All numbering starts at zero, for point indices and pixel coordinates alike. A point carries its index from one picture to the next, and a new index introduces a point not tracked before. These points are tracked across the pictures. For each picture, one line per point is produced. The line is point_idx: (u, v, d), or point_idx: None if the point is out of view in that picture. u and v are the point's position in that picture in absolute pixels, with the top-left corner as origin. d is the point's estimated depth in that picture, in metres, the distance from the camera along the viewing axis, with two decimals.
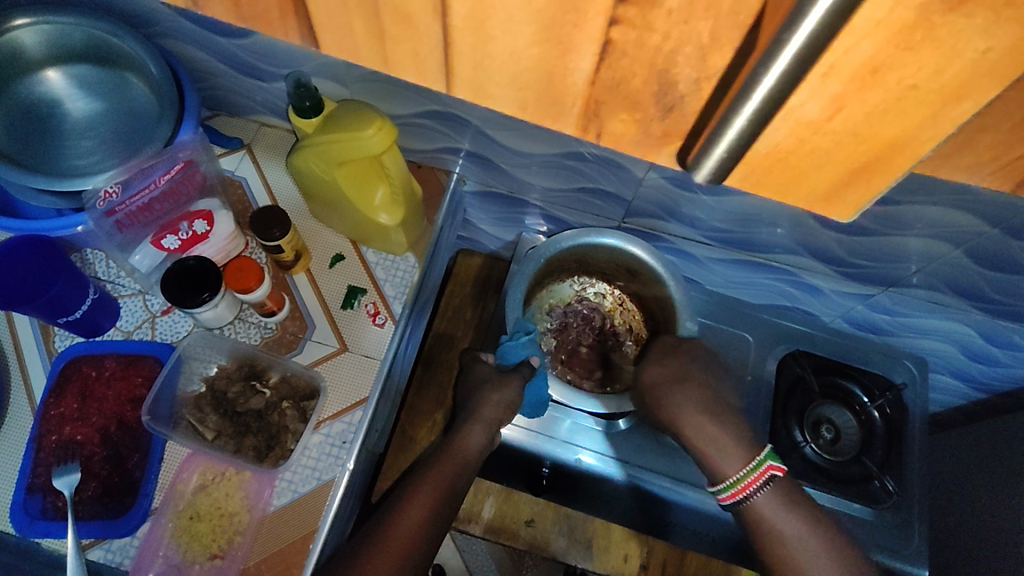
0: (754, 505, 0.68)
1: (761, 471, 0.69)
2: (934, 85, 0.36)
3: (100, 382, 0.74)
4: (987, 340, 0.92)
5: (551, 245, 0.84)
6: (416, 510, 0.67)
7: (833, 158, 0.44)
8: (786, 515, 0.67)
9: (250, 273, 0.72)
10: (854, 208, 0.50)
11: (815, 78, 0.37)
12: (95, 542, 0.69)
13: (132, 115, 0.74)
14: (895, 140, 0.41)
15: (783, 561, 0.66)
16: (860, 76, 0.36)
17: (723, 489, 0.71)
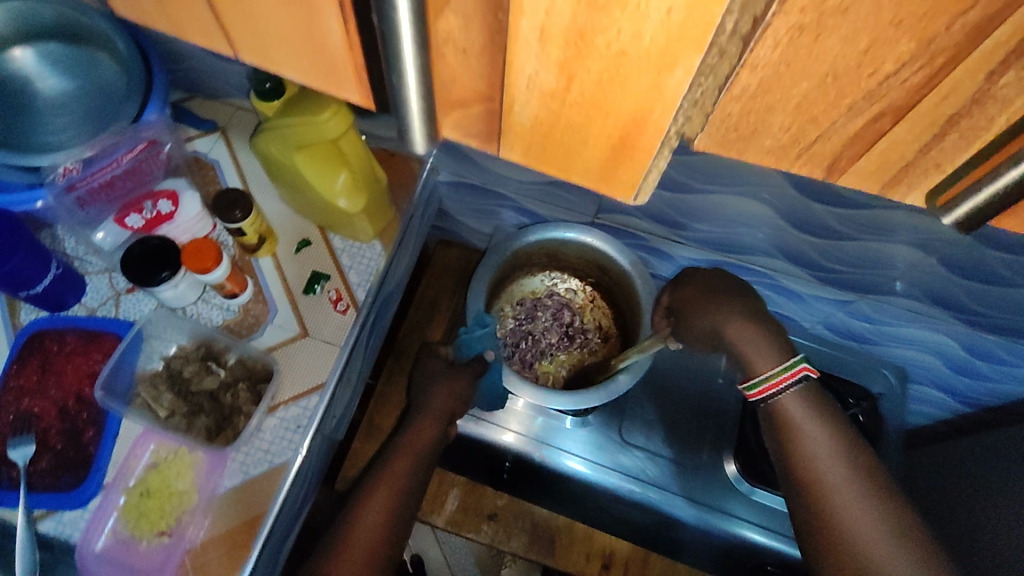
0: (782, 405, 0.62)
1: (793, 371, 0.62)
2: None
3: (61, 357, 0.75)
4: (972, 354, 0.88)
5: (518, 238, 0.83)
6: (373, 512, 0.67)
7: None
8: (811, 423, 0.60)
9: (205, 253, 0.72)
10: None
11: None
12: (47, 513, 0.70)
13: (105, 94, 0.70)
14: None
15: (806, 467, 0.59)
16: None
17: (750, 387, 0.63)
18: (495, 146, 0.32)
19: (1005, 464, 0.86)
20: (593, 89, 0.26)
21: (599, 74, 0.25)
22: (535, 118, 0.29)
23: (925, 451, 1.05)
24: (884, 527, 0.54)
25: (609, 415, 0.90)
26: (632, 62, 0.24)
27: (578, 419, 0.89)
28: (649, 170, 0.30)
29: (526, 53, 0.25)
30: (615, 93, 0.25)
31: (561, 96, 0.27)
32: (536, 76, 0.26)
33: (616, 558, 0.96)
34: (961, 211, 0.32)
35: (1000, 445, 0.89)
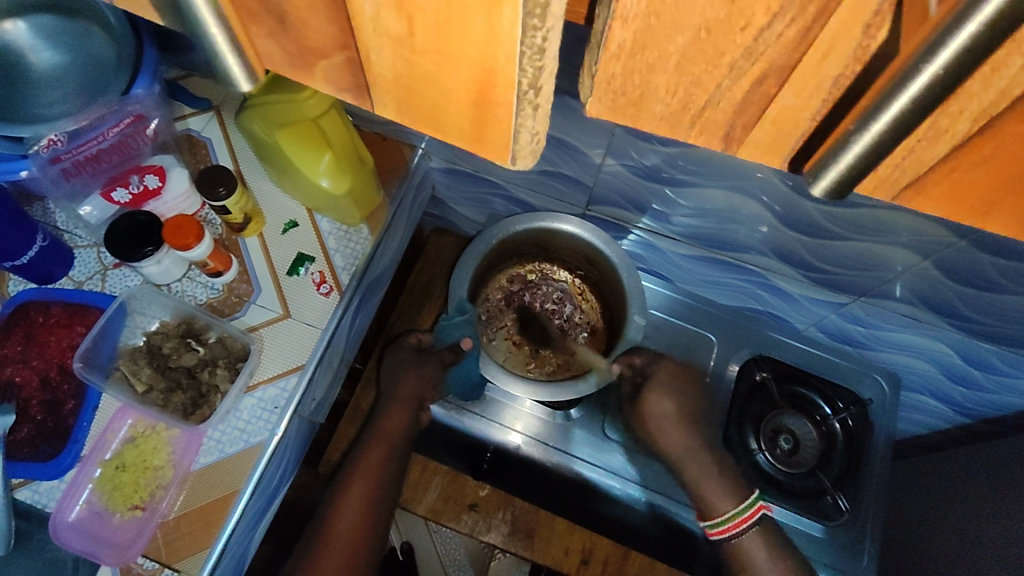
0: (742, 544, 0.71)
1: (755, 509, 0.71)
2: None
3: (44, 329, 0.76)
4: (968, 363, 0.85)
5: (505, 227, 0.81)
6: (351, 507, 0.67)
7: (448, 85, 0.20)
8: (767, 556, 0.70)
9: (187, 229, 0.71)
10: (514, 149, 0.23)
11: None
12: (24, 482, 0.71)
13: (96, 69, 0.69)
14: (491, 63, 0.19)
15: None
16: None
17: (712, 525, 0.73)
18: (367, 102, 0.23)
19: (998, 477, 0.84)
20: (439, 36, 0.19)
21: (437, 16, 0.18)
22: (396, 70, 0.21)
23: (918, 461, 1.03)
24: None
25: (593, 409, 0.89)
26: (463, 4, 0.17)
27: (562, 413, 0.88)
28: (519, 131, 0.22)
29: None
30: (459, 38, 0.18)
31: (410, 43, 0.19)
32: (379, 17, 0.19)
33: (595, 553, 0.94)
34: (825, 184, 0.21)
35: (997, 458, 0.86)
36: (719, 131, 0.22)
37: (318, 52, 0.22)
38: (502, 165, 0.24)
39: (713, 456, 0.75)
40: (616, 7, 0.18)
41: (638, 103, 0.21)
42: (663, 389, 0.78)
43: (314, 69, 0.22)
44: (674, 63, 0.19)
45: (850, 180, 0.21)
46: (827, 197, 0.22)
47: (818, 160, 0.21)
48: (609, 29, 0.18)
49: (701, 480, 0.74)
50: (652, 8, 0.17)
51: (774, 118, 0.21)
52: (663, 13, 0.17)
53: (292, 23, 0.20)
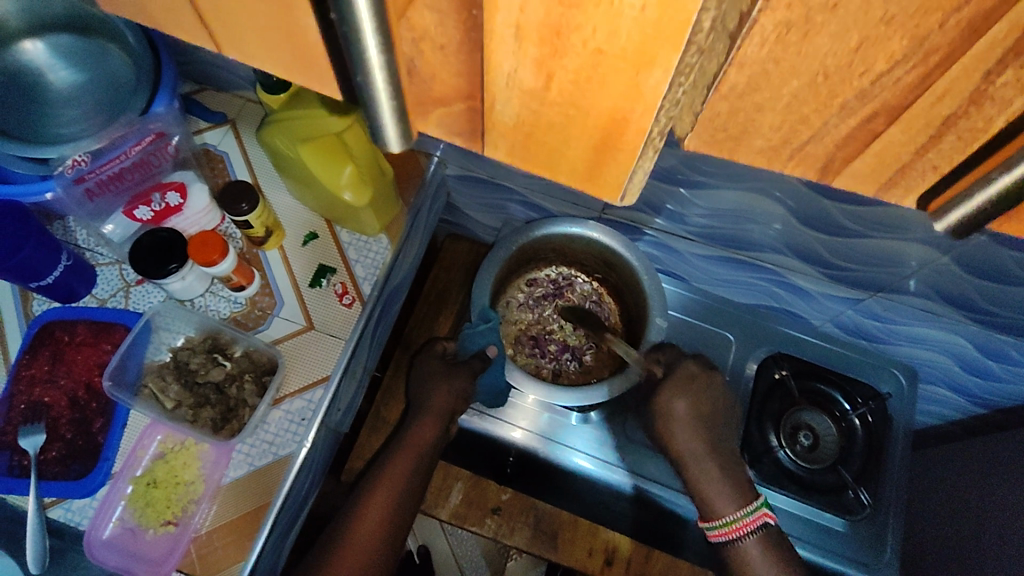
0: (743, 549, 0.72)
1: (757, 516, 0.72)
2: (624, 50, 0.18)
3: (71, 348, 0.76)
4: (982, 353, 0.86)
5: (525, 233, 0.82)
6: (375, 510, 0.67)
7: (573, 133, 0.21)
8: (768, 561, 0.70)
9: (212, 245, 0.72)
10: (625, 187, 0.24)
11: (504, 38, 0.19)
12: (56, 500, 0.71)
13: (116, 89, 0.69)
14: (625, 113, 0.20)
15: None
16: (545, 37, 0.18)
17: (716, 526, 0.74)
18: (478, 146, 0.24)
19: (1015, 467, 0.85)
20: (575, 91, 0.20)
21: (579, 74, 0.19)
22: (519, 118, 0.22)
23: (934, 451, 1.04)
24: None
25: (616, 412, 0.90)
26: (611, 65, 0.18)
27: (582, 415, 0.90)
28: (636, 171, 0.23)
29: (503, 50, 0.19)
30: (597, 94, 0.19)
31: (543, 96, 0.20)
32: (516, 74, 0.20)
33: (618, 553, 0.94)
34: (951, 221, 0.23)
35: (1014, 447, 0.87)
36: (817, 164, 0.23)
37: (438, 101, 0.22)
38: (612, 202, 0.24)
39: (718, 459, 0.75)
40: (735, 55, 0.19)
41: (739, 137, 0.22)
42: (683, 394, 0.77)
43: (430, 116, 0.23)
44: (783, 103, 0.20)
45: (978, 219, 0.23)
46: (948, 233, 0.25)
47: (945, 202, 0.23)
48: (724, 73, 0.19)
49: (704, 479, 0.75)
50: (772, 55, 0.19)
51: (877, 152, 0.22)
52: (782, 59, 0.19)
53: (422, 76, 0.21)
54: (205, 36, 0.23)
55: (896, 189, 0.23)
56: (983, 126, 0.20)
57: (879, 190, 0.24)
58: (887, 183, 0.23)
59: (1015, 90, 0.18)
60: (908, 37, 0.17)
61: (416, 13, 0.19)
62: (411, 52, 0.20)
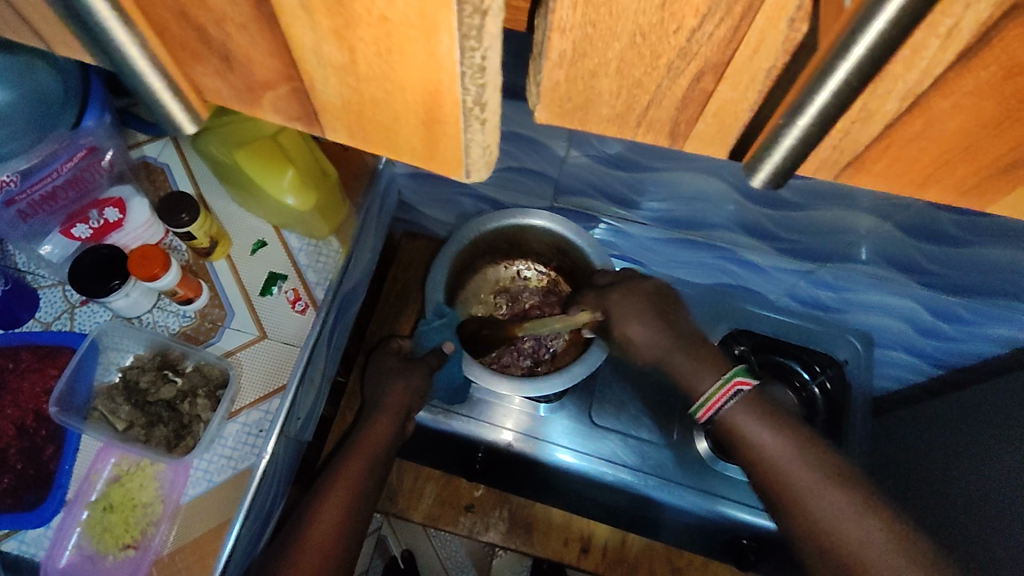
0: (728, 418, 0.59)
1: (729, 385, 0.60)
2: (407, 17, 0.18)
3: (15, 375, 0.75)
4: (934, 315, 0.88)
5: (476, 226, 0.81)
6: (329, 511, 0.65)
7: (396, 109, 0.22)
8: (760, 428, 0.57)
9: (153, 259, 0.70)
10: (466, 162, 0.24)
11: (295, 12, 0.19)
12: (9, 533, 0.68)
13: (43, 103, 0.67)
14: (435, 86, 0.20)
15: (773, 473, 0.56)
16: (332, 8, 0.18)
17: (698, 407, 0.62)
18: (317, 130, 0.25)
19: (969, 424, 0.87)
20: (380, 64, 0.20)
21: (376, 45, 0.19)
22: (343, 98, 0.22)
23: (895, 415, 1.06)
24: (852, 506, 0.52)
25: (580, 398, 0.91)
26: (401, 33, 0.19)
27: (549, 405, 0.90)
28: (468, 146, 0.23)
29: (300, 25, 0.19)
30: (399, 66, 0.20)
31: (353, 72, 0.21)
32: (320, 49, 0.20)
33: (595, 538, 0.96)
34: (763, 173, 0.22)
35: (970, 405, 0.89)
36: (665, 129, 0.23)
37: (264, 85, 0.23)
38: (457, 180, 0.25)
39: (685, 347, 0.64)
40: (553, 20, 0.19)
41: (585, 106, 0.23)
42: (630, 317, 0.68)
43: (263, 100, 0.24)
44: (614, 67, 0.20)
45: (786, 171, 0.22)
46: (768, 186, 0.23)
47: (757, 153, 0.22)
48: (548, 40, 0.20)
49: (684, 373, 0.63)
50: (586, 17, 0.19)
51: (715, 112, 0.22)
52: (598, 21, 0.19)
53: (238, 61, 0.22)
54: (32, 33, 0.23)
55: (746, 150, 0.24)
56: None
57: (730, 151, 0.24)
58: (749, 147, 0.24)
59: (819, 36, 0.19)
60: None
61: None
62: (220, 34, 0.21)
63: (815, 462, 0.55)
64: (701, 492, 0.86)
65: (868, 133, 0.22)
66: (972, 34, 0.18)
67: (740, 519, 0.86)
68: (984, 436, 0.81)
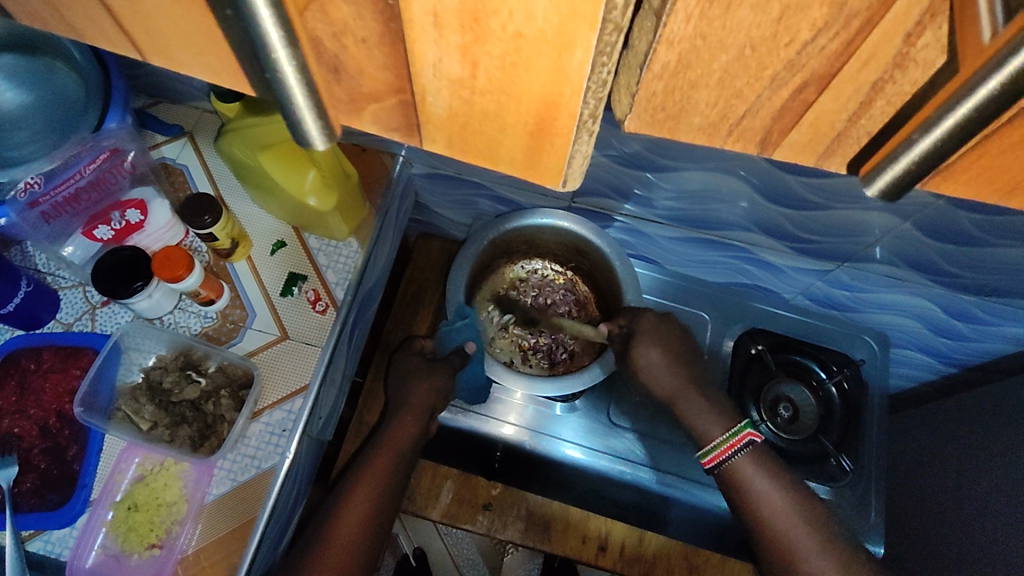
0: (736, 468, 0.71)
1: (741, 436, 0.72)
2: (543, 32, 0.18)
3: (38, 376, 0.75)
4: (950, 315, 0.88)
5: (495, 227, 0.82)
6: (354, 509, 0.66)
7: (507, 120, 0.22)
8: (754, 469, 0.71)
9: (176, 261, 0.70)
10: (566, 173, 0.25)
11: (424, 27, 0.19)
12: (35, 533, 0.69)
13: (64, 107, 0.66)
14: (555, 98, 0.21)
15: (767, 519, 0.69)
16: (465, 23, 0.19)
17: (707, 453, 0.74)
18: (415, 140, 0.25)
19: (985, 423, 0.87)
20: (501, 77, 0.20)
21: (503, 59, 0.20)
22: (450, 109, 0.22)
23: (911, 414, 1.06)
24: None
25: (598, 398, 0.92)
26: (532, 47, 0.19)
27: (567, 405, 0.90)
28: (573, 157, 0.23)
29: (426, 39, 0.20)
30: (523, 79, 0.20)
31: (471, 84, 0.21)
32: (441, 63, 0.20)
33: (612, 538, 0.93)
34: (882, 185, 0.22)
35: (987, 405, 0.89)
36: (756, 138, 0.23)
37: (370, 96, 0.23)
38: (554, 189, 0.25)
39: (701, 389, 0.76)
40: (662, 33, 0.20)
41: (678, 115, 0.23)
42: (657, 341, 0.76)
43: (365, 111, 0.23)
44: (716, 78, 0.21)
45: (906, 181, 0.21)
46: (879, 198, 0.23)
47: (873, 166, 0.22)
48: (654, 52, 0.20)
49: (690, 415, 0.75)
50: (698, 30, 0.19)
51: (811, 122, 0.22)
52: (709, 34, 0.19)
53: (348, 72, 0.21)
54: (126, 44, 0.24)
55: (833, 157, 0.24)
56: (912, 91, 0.20)
57: (819, 159, 0.24)
58: (837, 154, 0.24)
59: (937, 52, 0.19)
60: (825, 5, 0.18)
61: (333, 5, 0.19)
62: (335, 47, 0.21)
63: (798, 508, 0.69)
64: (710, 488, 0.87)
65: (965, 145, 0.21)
66: None
67: None
68: (1001, 434, 0.82)
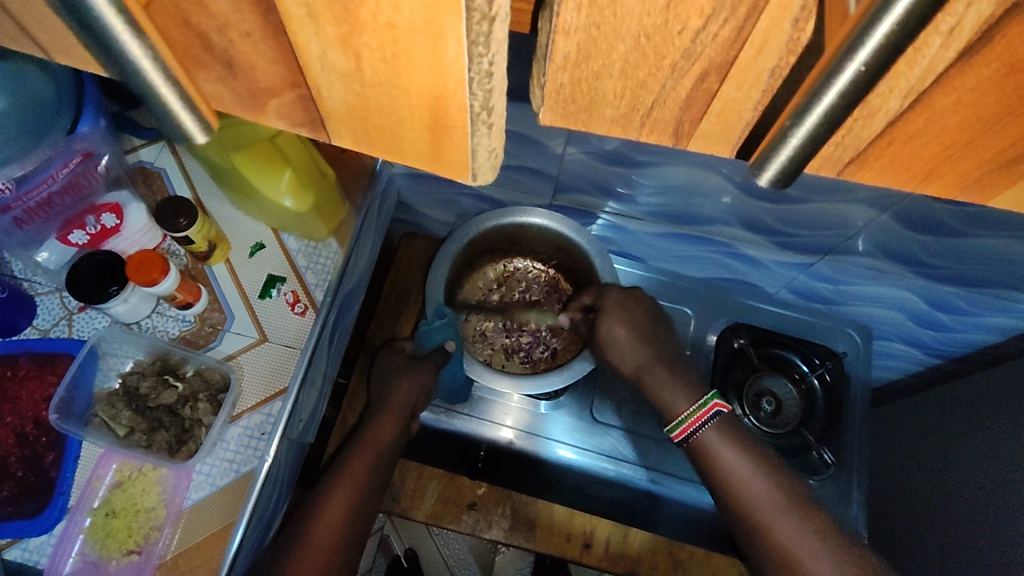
0: (703, 442, 0.64)
1: (706, 407, 0.65)
2: (413, 22, 0.19)
3: (14, 383, 0.75)
4: (932, 307, 0.88)
5: (474, 225, 0.81)
6: (333, 511, 0.64)
7: (402, 113, 0.23)
8: (736, 456, 0.62)
9: (151, 264, 0.70)
10: (472, 167, 0.25)
11: (301, 20, 0.20)
12: (12, 541, 0.68)
13: (37, 110, 0.65)
14: (442, 90, 0.21)
15: (732, 480, 0.61)
16: (337, 16, 0.19)
17: (674, 427, 0.66)
18: (322, 135, 0.25)
19: (969, 416, 0.87)
20: (385, 69, 0.21)
21: (381, 50, 0.20)
22: (347, 103, 0.23)
23: (897, 406, 1.06)
24: (817, 535, 0.57)
25: (580, 395, 0.91)
26: (407, 38, 0.19)
27: (551, 402, 0.90)
28: (475, 150, 0.24)
29: (305, 32, 0.20)
30: (406, 70, 0.21)
31: (359, 78, 0.21)
32: (326, 56, 0.21)
33: (596, 535, 0.93)
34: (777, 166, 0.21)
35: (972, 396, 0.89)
36: (668, 129, 0.24)
37: (268, 91, 0.24)
38: (463, 182, 0.26)
39: (667, 363, 0.71)
40: (557, 23, 0.19)
41: (589, 107, 0.23)
42: (621, 317, 0.73)
43: (267, 107, 0.25)
44: (618, 68, 0.21)
45: (793, 168, 0.21)
46: (774, 184, 0.22)
47: (766, 148, 0.21)
48: (552, 42, 0.20)
49: (658, 389, 0.69)
50: (590, 20, 0.19)
51: (719, 112, 0.22)
52: (602, 23, 0.19)
53: (242, 67, 0.22)
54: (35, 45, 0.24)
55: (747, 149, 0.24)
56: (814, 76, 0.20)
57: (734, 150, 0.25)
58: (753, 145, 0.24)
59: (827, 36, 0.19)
60: None
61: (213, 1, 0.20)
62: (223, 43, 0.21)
63: (779, 490, 0.60)
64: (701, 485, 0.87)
65: (870, 129, 0.22)
66: (971, 32, 0.18)
67: None
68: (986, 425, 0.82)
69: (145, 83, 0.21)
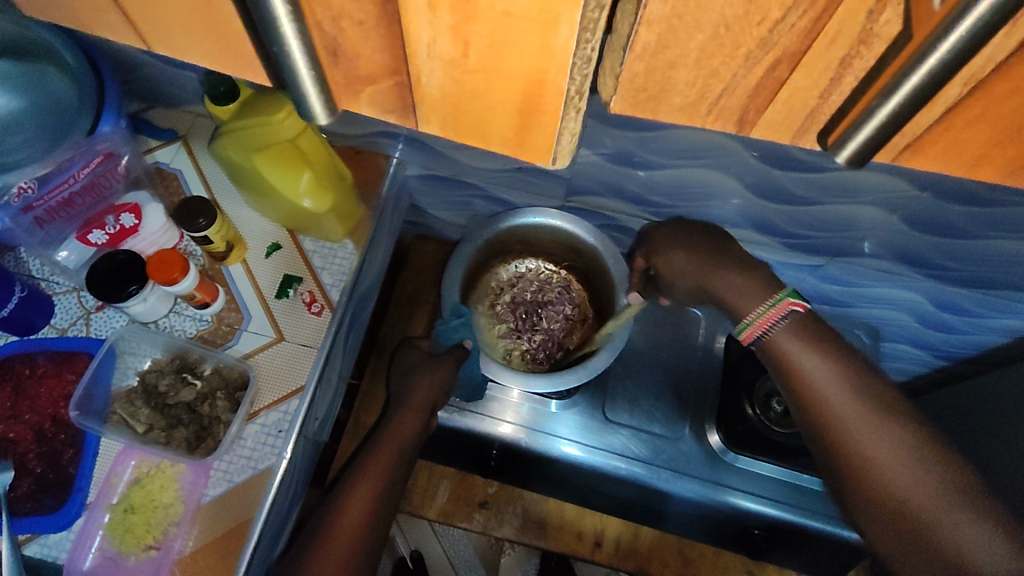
0: (774, 342, 0.57)
1: (781, 305, 0.58)
2: (528, 12, 0.22)
3: (33, 381, 0.75)
4: (940, 308, 0.90)
5: (489, 227, 0.82)
6: (356, 504, 0.65)
7: (497, 98, 0.26)
8: (813, 357, 0.55)
9: (171, 264, 0.71)
10: (555, 149, 0.29)
11: (420, 10, 0.23)
12: (30, 537, 0.68)
13: (58, 111, 0.66)
14: (542, 76, 0.24)
15: (804, 383, 0.55)
16: (457, 6, 0.22)
17: (742, 328, 0.60)
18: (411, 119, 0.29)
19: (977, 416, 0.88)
20: (489, 54, 0.24)
21: (491, 37, 0.23)
22: (442, 88, 0.27)
23: None
24: (905, 445, 0.50)
25: (593, 395, 0.92)
26: (519, 26, 0.22)
27: (563, 402, 0.91)
28: (560, 132, 0.28)
29: (420, 20, 0.23)
30: (511, 56, 0.24)
31: (462, 64, 0.25)
32: (435, 43, 0.24)
33: (607, 533, 0.98)
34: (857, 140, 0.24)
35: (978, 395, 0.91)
36: (734, 113, 0.27)
37: (367, 77, 0.27)
38: (545, 164, 0.30)
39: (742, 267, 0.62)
40: (644, 14, 0.22)
41: (660, 95, 0.27)
42: (675, 247, 0.65)
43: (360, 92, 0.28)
44: (695, 56, 0.24)
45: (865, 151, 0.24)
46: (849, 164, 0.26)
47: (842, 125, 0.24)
48: (636, 32, 0.23)
49: (727, 295, 0.61)
50: (674, 10, 0.22)
51: (786, 97, 0.26)
52: (685, 13, 0.22)
53: (348, 53, 0.26)
54: None
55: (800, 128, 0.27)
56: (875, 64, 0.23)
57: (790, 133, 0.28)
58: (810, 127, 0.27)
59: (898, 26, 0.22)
60: None
61: None
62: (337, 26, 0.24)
63: (861, 394, 0.53)
64: (712, 484, 0.88)
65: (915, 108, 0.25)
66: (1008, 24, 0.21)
67: (751, 510, 0.87)
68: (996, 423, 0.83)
69: (287, 61, 0.24)
